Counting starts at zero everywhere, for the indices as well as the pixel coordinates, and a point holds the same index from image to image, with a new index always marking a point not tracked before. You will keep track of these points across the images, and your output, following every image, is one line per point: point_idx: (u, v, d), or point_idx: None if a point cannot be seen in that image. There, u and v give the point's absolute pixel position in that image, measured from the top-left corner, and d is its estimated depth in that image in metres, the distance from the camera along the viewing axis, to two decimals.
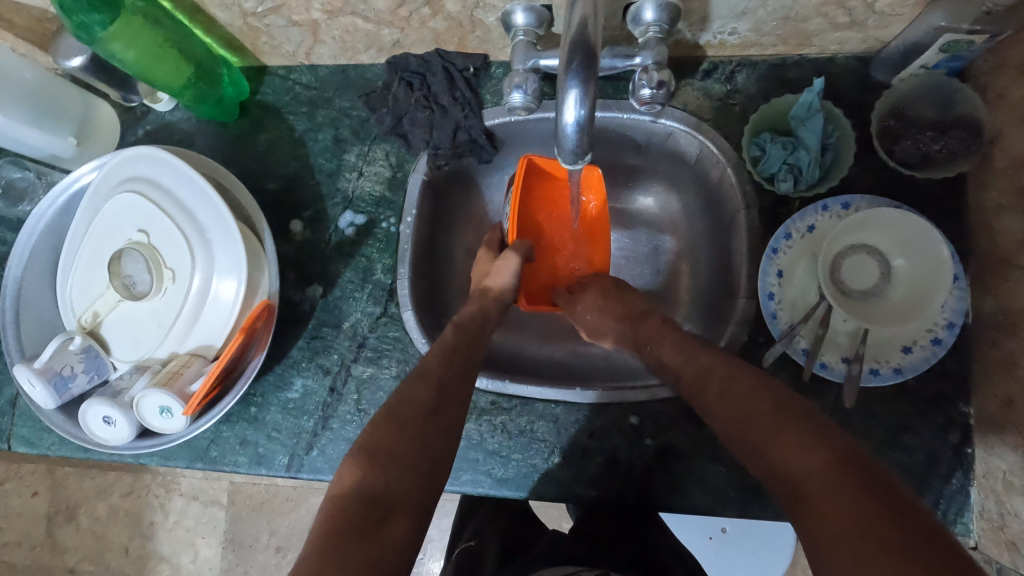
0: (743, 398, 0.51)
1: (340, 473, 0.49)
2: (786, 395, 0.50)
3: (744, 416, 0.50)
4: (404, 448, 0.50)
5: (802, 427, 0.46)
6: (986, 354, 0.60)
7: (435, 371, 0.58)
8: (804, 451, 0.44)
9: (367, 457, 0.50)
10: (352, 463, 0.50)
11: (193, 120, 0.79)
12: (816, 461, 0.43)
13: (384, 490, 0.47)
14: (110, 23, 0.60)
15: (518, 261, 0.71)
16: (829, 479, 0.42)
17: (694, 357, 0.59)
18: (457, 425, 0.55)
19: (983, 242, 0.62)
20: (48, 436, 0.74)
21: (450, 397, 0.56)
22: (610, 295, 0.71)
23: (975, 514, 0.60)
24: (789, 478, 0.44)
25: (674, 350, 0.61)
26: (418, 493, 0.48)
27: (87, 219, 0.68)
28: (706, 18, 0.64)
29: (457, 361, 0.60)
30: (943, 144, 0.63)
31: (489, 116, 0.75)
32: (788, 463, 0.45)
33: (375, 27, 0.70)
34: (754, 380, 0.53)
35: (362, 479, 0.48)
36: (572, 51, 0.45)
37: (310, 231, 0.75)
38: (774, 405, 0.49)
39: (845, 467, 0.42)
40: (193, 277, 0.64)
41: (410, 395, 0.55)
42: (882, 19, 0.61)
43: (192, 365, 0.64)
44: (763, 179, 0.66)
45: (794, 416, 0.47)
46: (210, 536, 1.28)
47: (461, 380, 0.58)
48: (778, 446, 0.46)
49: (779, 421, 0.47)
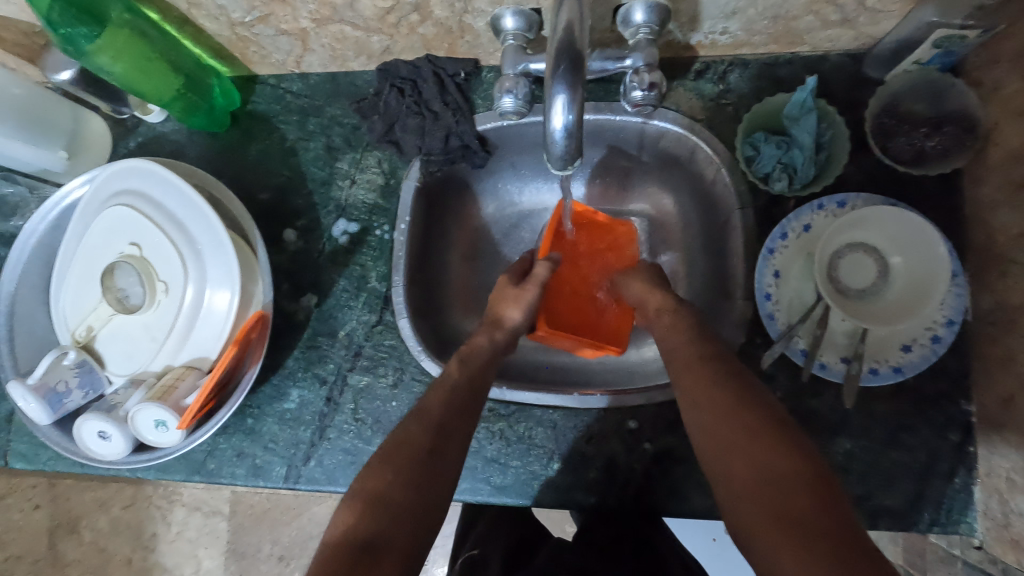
0: (705, 411, 0.51)
1: (335, 521, 0.49)
2: (740, 393, 0.51)
3: (710, 414, 0.51)
4: (395, 492, 0.50)
5: (753, 424, 0.48)
6: (986, 351, 0.60)
7: (434, 411, 0.56)
8: (753, 464, 0.45)
9: (362, 501, 0.49)
10: (348, 509, 0.50)
11: (184, 131, 0.79)
12: (771, 464, 0.45)
13: (378, 535, 0.47)
14: (96, 37, 0.61)
15: (538, 291, 0.69)
16: (780, 488, 0.43)
17: (688, 367, 0.56)
18: (456, 459, 0.54)
19: (979, 237, 0.61)
20: (44, 452, 0.74)
21: (449, 437, 0.55)
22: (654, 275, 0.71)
23: (979, 513, 0.59)
24: (747, 471, 0.45)
25: (691, 348, 0.57)
26: (409, 533, 0.48)
27: (78, 233, 0.68)
28: (696, 18, 0.63)
29: (459, 400, 0.58)
30: (937, 141, 0.62)
31: (480, 121, 0.74)
32: (744, 453, 0.47)
33: (364, 34, 0.69)
34: (736, 390, 0.51)
35: (355, 526, 0.48)
36: (558, 57, 0.45)
37: (303, 240, 0.75)
38: (730, 396, 0.51)
39: (795, 476, 0.43)
40: (185, 289, 0.64)
41: (405, 433, 0.54)
42: (872, 15, 0.61)
43: (186, 378, 0.64)
44: (758, 179, 0.66)
45: (745, 420, 0.48)
46: (212, 547, 1.28)
47: (460, 419, 0.56)
48: (730, 464, 0.47)
49: (751, 435, 0.47)
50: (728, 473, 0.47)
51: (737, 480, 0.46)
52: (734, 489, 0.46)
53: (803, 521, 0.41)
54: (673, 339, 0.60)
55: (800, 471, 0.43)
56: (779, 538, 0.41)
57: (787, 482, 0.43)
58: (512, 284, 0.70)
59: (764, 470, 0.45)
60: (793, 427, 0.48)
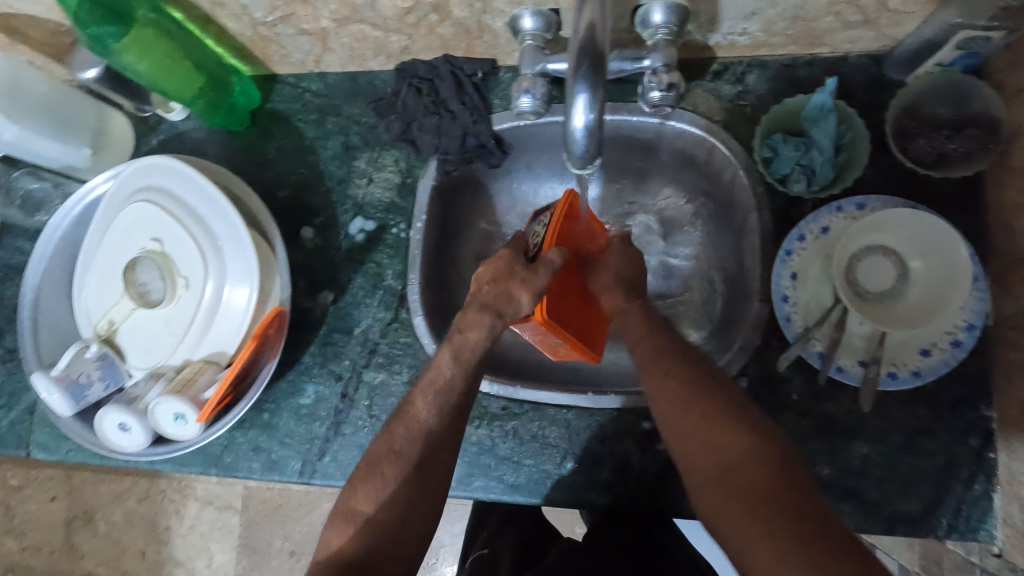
0: (662, 399, 0.53)
1: (326, 536, 0.52)
2: (702, 380, 0.52)
3: (671, 404, 0.52)
4: (380, 512, 0.51)
5: (717, 413, 0.49)
6: (1007, 356, 0.59)
7: (420, 419, 0.55)
8: (712, 451, 0.48)
9: (344, 518, 0.52)
10: (336, 526, 0.52)
11: (205, 129, 0.80)
12: (738, 451, 0.46)
13: (372, 554, 0.49)
14: (123, 36, 0.62)
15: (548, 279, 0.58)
16: (740, 472, 0.45)
17: (651, 353, 0.56)
18: (445, 467, 0.55)
19: (1001, 240, 0.61)
20: (65, 443, 0.75)
21: (437, 447, 0.55)
22: (634, 255, 0.66)
23: (999, 520, 0.58)
24: (715, 461, 0.47)
25: (649, 344, 0.57)
26: (399, 549, 0.51)
27: (101, 228, 0.69)
28: (715, 19, 0.63)
29: (450, 408, 0.56)
30: (958, 143, 0.62)
31: (498, 121, 0.74)
32: (710, 441, 0.48)
33: (383, 34, 0.70)
34: (697, 377, 0.52)
35: (342, 543, 0.50)
36: (580, 56, 0.45)
37: (320, 237, 0.76)
38: (692, 383, 0.52)
39: (755, 461, 0.45)
40: (205, 285, 0.65)
41: (395, 447, 0.54)
42: (894, 16, 0.61)
43: (205, 373, 0.65)
44: (776, 180, 0.66)
45: (700, 404, 0.50)
46: (224, 541, 1.29)
47: (450, 428, 0.56)
48: (691, 452, 0.49)
49: (715, 425, 0.49)
50: (696, 462, 0.48)
51: (706, 468, 0.48)
52: (703, 479, 0.47)
53: (771, 503, 0.42)
54: (633, 334, 0.59)
55: (754, 449, 0.46)
56: (740, 516, 0.43)
57: (744, 463, 0.45)
58: (519, 264, 0.61)
59: (724, 455, 0.47)
60: (752, 410, 0.49)
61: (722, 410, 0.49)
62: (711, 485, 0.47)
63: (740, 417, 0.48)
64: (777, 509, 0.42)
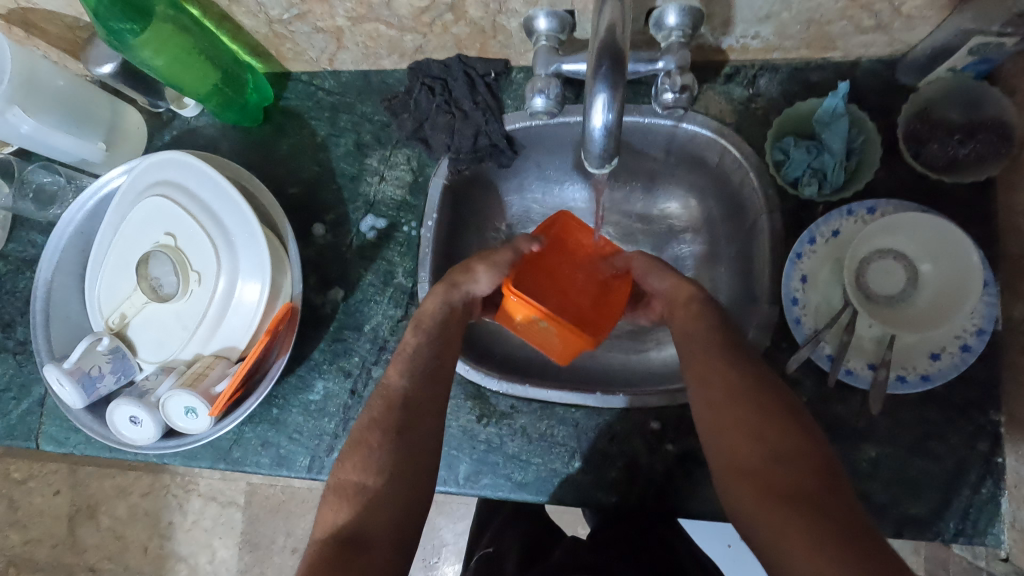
0: (713, 393, 0.52)
1: (322, 514, 0.52)
2: (758, 381, 0.51)
3: (722, 399, 0.51)
4: (370, 479, 0.51)
5: (771, 416, 0.49)
6: (1017, 361, 0.59)
7: (393, 385, 0.57)
8: (761, 450, 0.47)
9: (337, 492, 0.52)
10: (331, 501, 0.52)
11: (218, 125, 0.80)
12: (790, 455, 0.46)
13: (367, 524, 0.49)
14: (141, 32, 0.62)
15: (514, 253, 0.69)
16: (788, 472, 0.45)
17: (704, 345, 0.55)
18: (429, 433, 0.55)
19: (1012, 245, 0.61)
20: (74, 436, 0.75)
21: (416, 412, 0.55)
22: (659, 259, 0.68)
23: (1007, 524, 0.58)
24: (762, 460, 0.47)
25: (705, 336, 0.56)
26: (396, 520, 0.50)
27: (116, 222, 0.70)
28: (729, 22, 0.64)
29: (421, 368, 0.58)
30: (971, 148, 0.62)
31: (510, 121, 0.74)
32: (759, 440, 0.48)
33: (397, 33, 0.71)
34: (753, 378, 0.52)
35: (337, 515, 0.50)
36: (600, 56, 0.45)
37: (331, 234, 0.76)
38: (749, 382, 0.51)
39: (808, 469, 0.45)
40: (218, 280, 0.65)
41: (373, 418, 0.55)
42: (907, 22, 0.61)
43: (216, 367, 0.65)
44: (787, 183, 0.66)
45: (753, 402, 0.50)
46: (227, 536, 1.29)
47: (432, 390, 0.57)
48: (735, 449, 0.49)
49: (768, 426, 0.48)
50: (740, 460, 0.48)
51: (749, 467, 0.47)
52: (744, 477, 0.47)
53: (819, 510, 0.42)
54: (687, 325, 0.58)
55: (805, 456, 0.46)
56: (783, 517, 0.43)
57: (795, 464, 0.45)
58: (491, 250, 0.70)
59: (773, 453, 0.47)
60: (805, 419, 0.49)
61: (776, 413, 0.49)
62: (752, 483, 0.46)
63: (795, 421, 0.48)
64: (826, 517, 0.42)
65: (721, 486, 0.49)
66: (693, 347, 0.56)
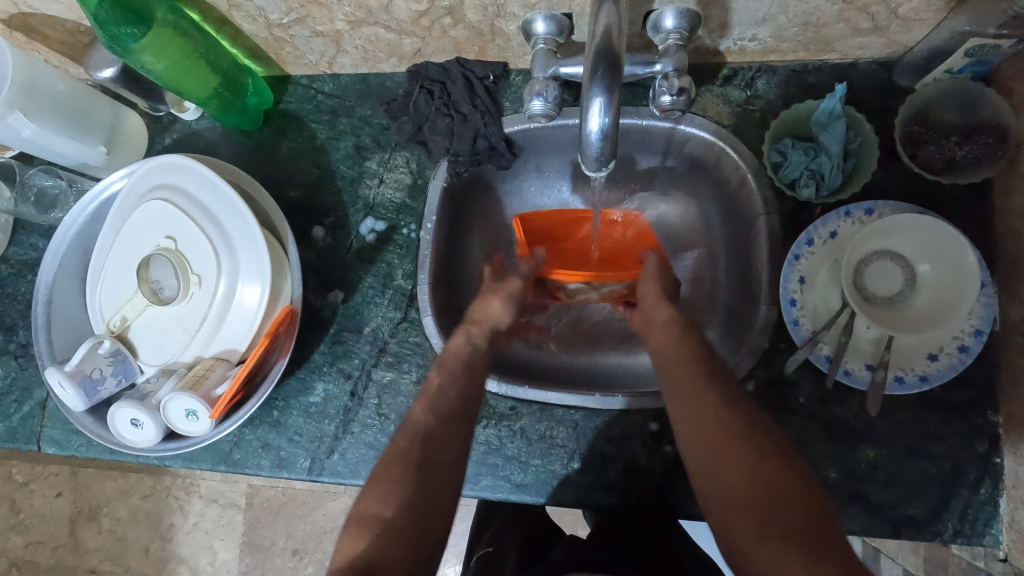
0: (704, 421, 0.52)
1: (342, 545, 0.50)
2: (749, 413, 0.51)
3: (713, 426, 0.51)
4: (389, 510, 0.51)
5: (763, 445, 0.48)
6: (1014, 361, 0.59)
7: (418, 420, 0.59)
8: (753, 476, 0.46)
9: (357, 522, 0.51)
10: (351, 531, 0.51)
11: (218, 128, 0.81)
12: (784, 484, 0.45)
13: (384, 559, 0.48)
14: (141, 36, 0.62)
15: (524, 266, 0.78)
16: (784, 500, 0.44)
17: (694, 374, 0.55)
18: (449, 467, 0.56)
19: (1009, 247, 0.61)
20: (75, 438, 0.75)
21: (434, 446, 0.56)
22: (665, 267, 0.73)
23: (1005, 525, 0.59)
24: (756, 487, 0.46)
25: (690, 364, 0.57)
26: (412, 556, 0.49)
27: (117, 225, 0.70)
28: (726, 25, 0.64)
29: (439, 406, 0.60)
30: (967, 150, 0.62)
31: (509, 123, 0.75)
32: (752, 467, 0.47)
33: (396, 37, 0.71)
34: (745, 408, 0.52)
35: (357, 545, 0.49)
36: (597, 60, 0.45)
37: (331, 237, 0.76)
38: (739, 413, 0.51)
39: (801, 499, 0.44)
40: (218, 283, 0.65)
41: (394, 452, 0.56)
42: (904, 24, 0.61)
43: (216, 369, 0.66)
44: (785, 185, 0.66)
45: (746, 430, 0.49)
46: (228, 538, 1.30)
47: (451, 426, 0.58)
48: (727, 476, 0.48)
49: (762, 455, 0.48)
50: (732, 487, 0.47)
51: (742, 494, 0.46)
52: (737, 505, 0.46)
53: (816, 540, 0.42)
54: (670, 352, 0.60)
55: (800, 486, 0.45)
56: (783, 547, 0.42)
57: (790, 492, 0.45)
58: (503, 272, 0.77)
59: (767, 481, 0.46)
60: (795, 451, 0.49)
61: (770, 444, 0.48)
62: (747, 511, 0.45)
63: (788, 452, 0.48)
64: (823, 545, 0.41)
65: (712, 516, 0.48)
66: (682, 376, 0.56)
